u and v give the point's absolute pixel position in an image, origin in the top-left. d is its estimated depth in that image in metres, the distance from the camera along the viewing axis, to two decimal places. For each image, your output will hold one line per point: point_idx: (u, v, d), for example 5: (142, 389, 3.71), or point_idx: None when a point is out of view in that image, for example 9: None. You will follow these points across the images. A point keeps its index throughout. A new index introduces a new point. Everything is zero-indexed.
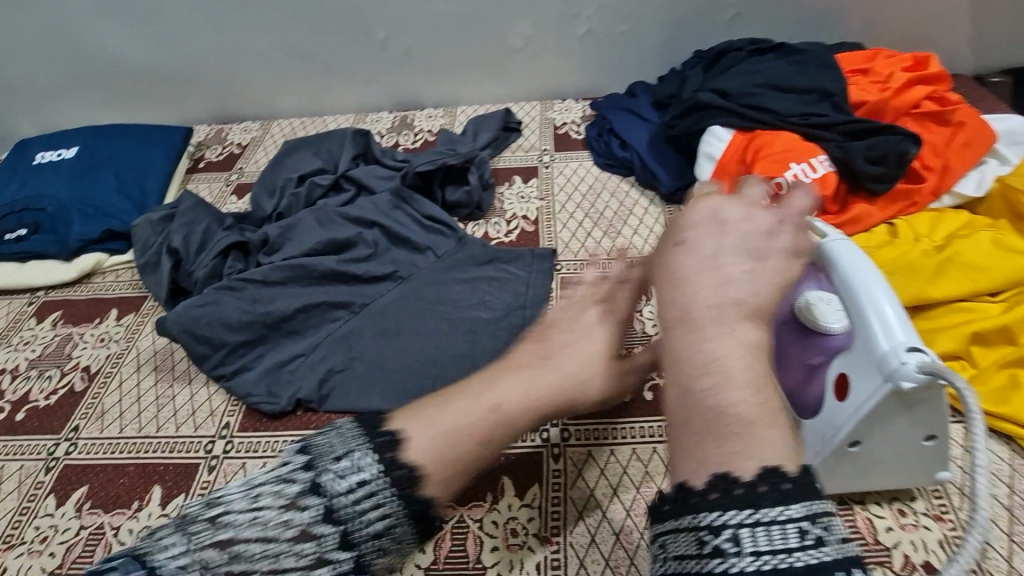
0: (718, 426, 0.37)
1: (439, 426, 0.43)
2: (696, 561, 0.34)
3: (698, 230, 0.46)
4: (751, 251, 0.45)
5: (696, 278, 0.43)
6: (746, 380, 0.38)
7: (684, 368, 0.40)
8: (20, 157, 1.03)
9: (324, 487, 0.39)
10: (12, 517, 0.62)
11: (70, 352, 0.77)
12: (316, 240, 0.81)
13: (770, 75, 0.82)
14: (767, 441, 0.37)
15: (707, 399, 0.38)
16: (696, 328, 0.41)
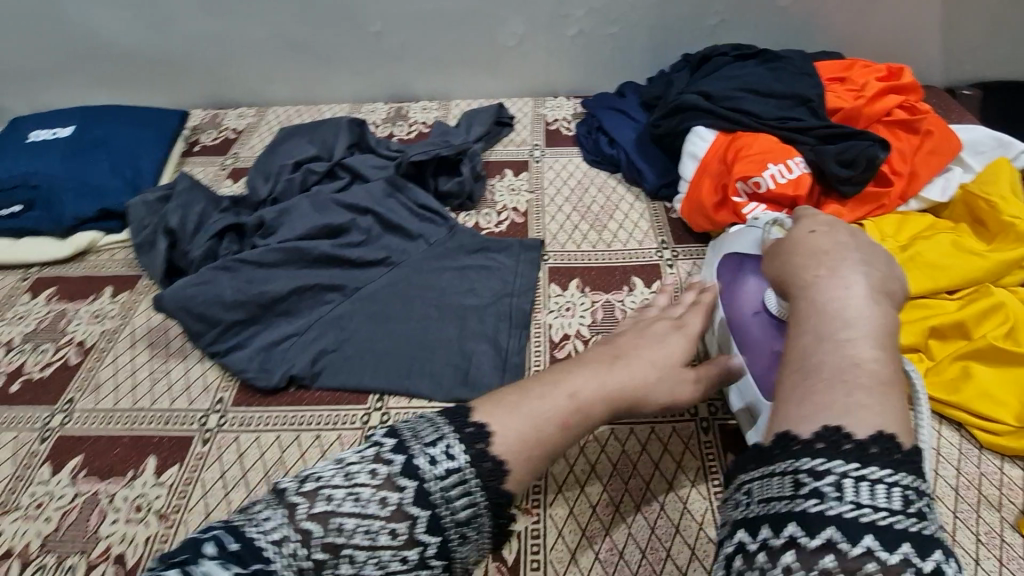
0: (854, 379, 0.41)
1: (521, 413, 0.47)
2: (788, 499, 0.37)
3: (826, 225, 0.53)
4: (874, 249, 0.51)
5: (840, 257, 0.49)
6: (880, 349, 0.43)
7: (826, 323, 0.44)
8: (12, 134, 1.03)
9: (414, 469, 0.43)
10: (8, 484, 0.63)
11: (65, 328, 0.78)
12: (311, 225, 0.83)
13: (751, 81, 0.86)
14: (895, 408, 0.40)
15: (845, 350, 0.42)
16: (839, 290, 0.46)
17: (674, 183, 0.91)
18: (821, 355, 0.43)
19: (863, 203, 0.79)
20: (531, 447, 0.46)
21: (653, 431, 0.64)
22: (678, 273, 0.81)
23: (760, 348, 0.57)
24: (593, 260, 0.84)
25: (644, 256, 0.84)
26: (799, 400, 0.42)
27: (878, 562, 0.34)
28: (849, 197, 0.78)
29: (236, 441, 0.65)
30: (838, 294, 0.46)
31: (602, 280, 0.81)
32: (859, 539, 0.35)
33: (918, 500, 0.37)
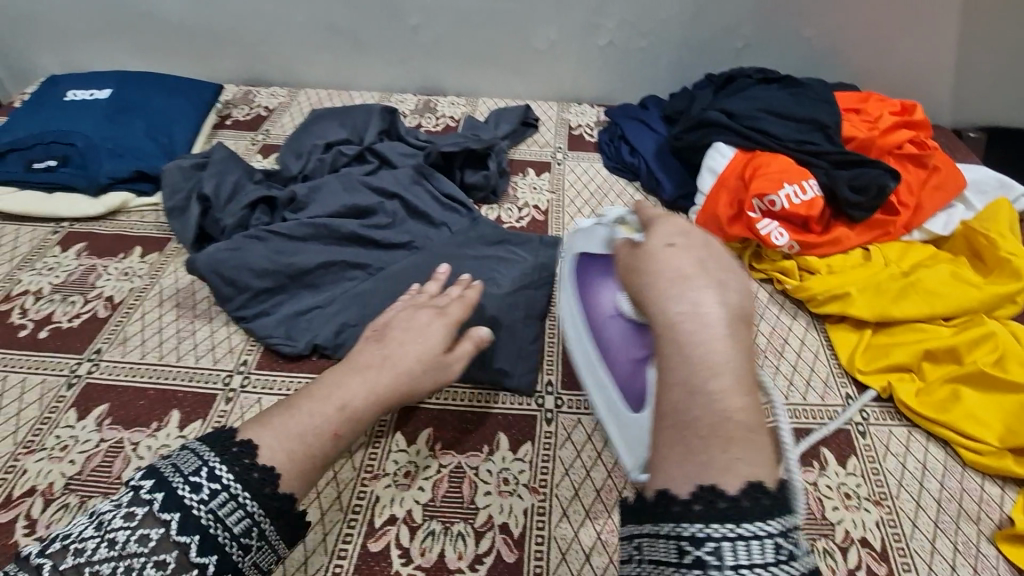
0: (725, 432, 0.40)
1: (288, 434, 0.53)
2: (675, 566, 0.38)
3: (682, 237, 0.48)
4: (731, 264, 0.47)
5: (700, 280, 0.45)
6: (745, 388, 0.41)
7: (692, 371, 0.41)
8: (49, 91, 1.05)
9: (174, 499, 0.48)
10: (33, 425, 0.65)
11: (93, 282, 0.80)
12: (340, 204, 0.86)
13: (771, 102, 0.90)
14: (762, 450, 0.40)
15: (715, 402, 0.40)
16: (703, 328, 0.42)
17: (691, 194, 0.95)
18: (694, 409, 0.41)
19: (870, 229, 0.82)
20: (305, 456, 0.53)
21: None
22: None
23: (622, 357, 0.61)
24: None
25: None
26: (676, 457, 0.41)
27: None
28: (857, 221, 0.82)
29: (258, 403, 0.68)
30: (704, 330, 0.42)
31: None
32: None
33: (795, 540, 0.38)
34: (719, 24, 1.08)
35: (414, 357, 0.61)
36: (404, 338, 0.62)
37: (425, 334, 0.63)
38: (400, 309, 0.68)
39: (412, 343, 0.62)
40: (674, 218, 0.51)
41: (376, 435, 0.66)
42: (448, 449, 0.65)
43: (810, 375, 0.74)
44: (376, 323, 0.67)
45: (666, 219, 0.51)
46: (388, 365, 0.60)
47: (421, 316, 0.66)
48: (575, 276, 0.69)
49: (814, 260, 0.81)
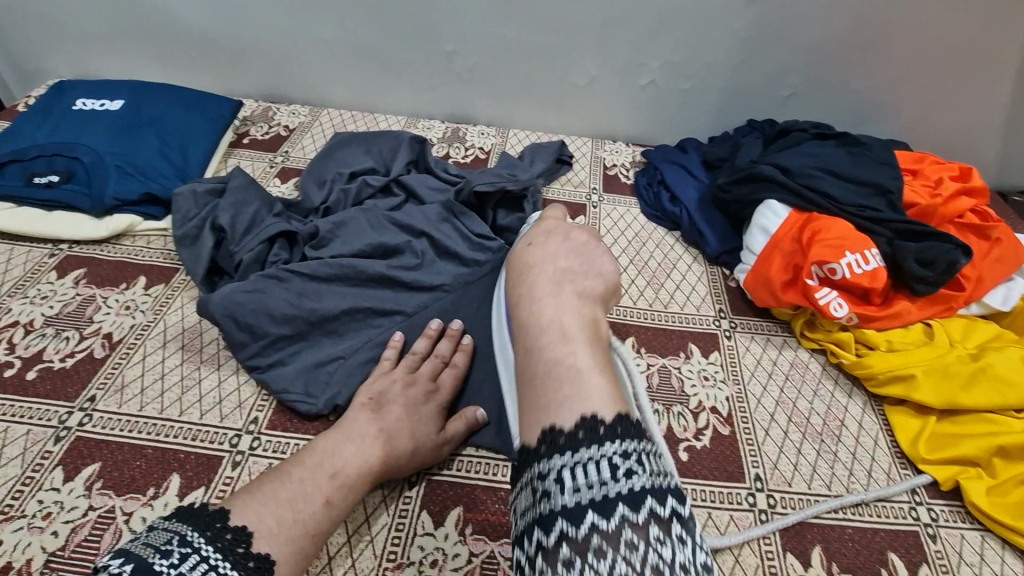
0: (556, 378, 0.44)
1: (278, 499, 0.50)
2: (530, 508, 0.39)
3: (543, 233, 0.57)
4: (578, 251, 0.55)
5: (540, 261, 0.53)
6: (580, 342, 0.46)
7: (531, 335, 0.48)
8: (56, 99, 0.98)
9: (145, 564, 0.40)
10: (13, 486, 0.57)
11: (91, 315, 0.73)
12: (365, 242, 0.80)
13: (830, 162, 0.86)
14: (597, 389, 0.43)
15: (546, 355, 0.46)
16: (539, 298, 0.50)
17: (736, 250, 0.90)
18: (533, 365, 0.46)
19: (931, 303, 0.78)
20: (296, 526, 0.49)
21: (709, 517, 0.62)
22: (735, 346, 0.79)
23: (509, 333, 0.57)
24: (650, 319, 0.81)
25: (702, 324, 0.82)
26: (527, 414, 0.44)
27: (600, 533, 0.35)
28: (919, 295, 0.77)
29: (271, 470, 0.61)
30: (540, 300, 0.49)
31: (658, 343, 0.78)
32: (582, 520, 0.36)
33: (640, 459, 0.39)
34: (767, 70, 1.04)
35: (410, 433, 0.60)
36: (398, 409, 0.61)
37: (419, 408, 0.63)
38: (393, 377, 0.65)
39: (405, 417, 0.61)
40: (544, 223, 0.60)
41: (400, 515, 0.59)
42: (480, 534, 0.58)
43: (871, 464, 0.68)
44: (367, 389, 0.63)
45: (535, 226, 0.60)
46: (382, 433, 0.59)
47: (414, 388, 0.64)
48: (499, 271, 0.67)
49: (872, 334, 0.76)
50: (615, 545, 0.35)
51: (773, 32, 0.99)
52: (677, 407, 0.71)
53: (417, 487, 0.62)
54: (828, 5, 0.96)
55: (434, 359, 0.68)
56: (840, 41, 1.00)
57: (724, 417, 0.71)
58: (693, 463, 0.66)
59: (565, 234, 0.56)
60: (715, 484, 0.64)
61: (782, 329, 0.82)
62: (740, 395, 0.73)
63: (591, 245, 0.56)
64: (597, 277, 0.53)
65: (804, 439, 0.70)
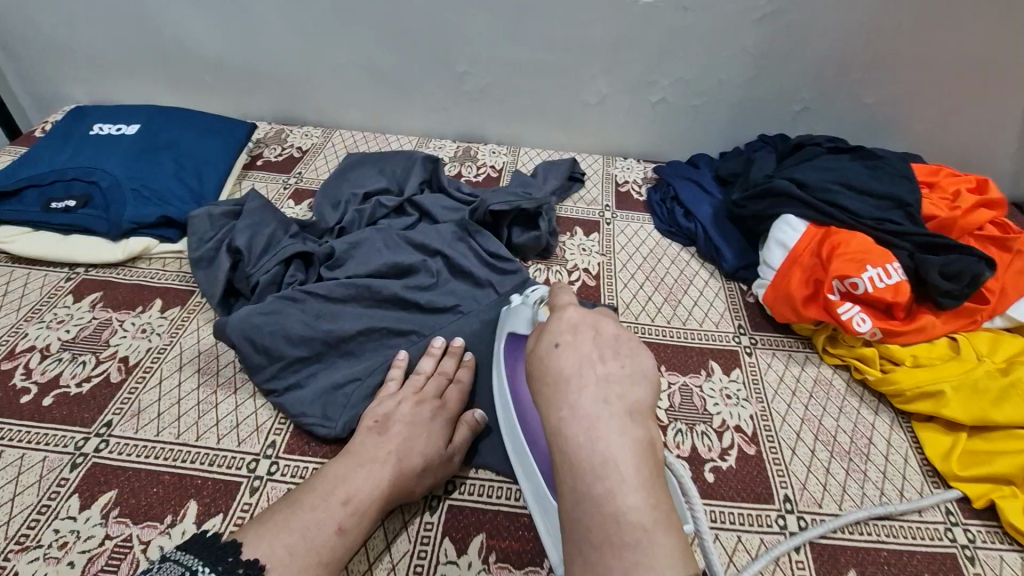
0: (619, 537, 0.38)
1: (290, 527, 0.48)
2: None
3: (569, 330, 0.50)
4: (614, 349, 0.49)
5: (581, 378, 0.46)
6: (637, 484, 0.40)
7: (581, 478, 0.42)
8: (74, 124, 1.00)
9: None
10: (28, 515, 0.56)
11: (107, 339, 0.73)
12: (380, 262, 0.79)
13: (848, 176, 0.85)
14: (666, 548, 0.38)
15: (601, 507, 0.40)
16: (588, 430, 0.43)
17: (753, 265, 0.89)
18: (586, 517, 0.40)
19: (956, 316, 0.76)
20: (309, 556, 0.48)
21: (717, 539, 0.60)
22: (757, 363, 0.78)
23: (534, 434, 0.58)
24: (668, 337, 0.81)
25: (722, 340, 0.81)
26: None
27: None
28: (944, 309, 0.76)
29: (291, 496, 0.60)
30: (590, 431, 0.43)
31: (678, 361, 0.77)
32: None
33: None
34: (778, 86, 1.04)
35: (421, 451, 0.58)
36: (409, 431, 0.60)
37: (429, 425, 0.61)
38: (410, 398, 0.64)
39: (415, 438, 0.59)
40: (563, 314, 0.53)
41: (421, 542, 0.58)
42: (504, 562, 0.56)
43: (903, 483, 0.66)
44: (375, 411, 0.63)
45: (555, 316, 0.53)
46: (393, 457, 0.57)
47: (428, 409, 0.63)
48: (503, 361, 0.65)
49: (897, 349, 0.74)
50: None
51: (785, 49, 1.00)
52: (701, 427, 0.70)
53: (438, 512, 0.60)
54: (840, 21, 0.96)
55: (439, 377, 0.67)
56: (852, 56, 1.00)
57: (750, 436, 0.69)
58: (721, 484, 0.65)
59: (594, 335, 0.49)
60: (742, 506, 0.63)
61: (803, 345, 0.81)
62: (765, 413, 0.72)
63: (624, 342, 0.50)
64: (641, 387, 0.47)
65: (832, 458, 0.68)
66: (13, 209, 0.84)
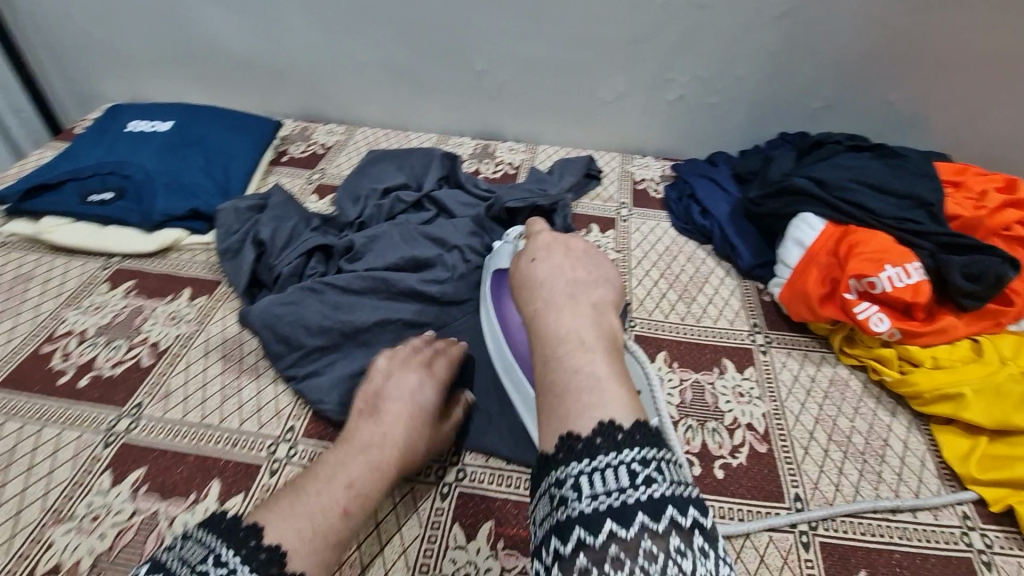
0: (577, 386, 0.45)
1: (296, 513, 0.50)
2: (552, 513, 0.40)
3: (543, 249, 0.60)
4: (582, 261, 0.59)
5: (552, 279, 0.56)
6: (595, 350, 0.48)
7: (550, 349, 0.49)
8: (111, 121, 1.04)
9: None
10: (64, 489, 0.60)
11: (140, 326, 0.76)
12: (398, 256, 0.81)
13: (869, 175, 0.84)
14: (616, 395, 0.44)
15: (565, 364, 0.47)
16: (557, 310, 0.52)
17: (769, 264, 0.88)
18: (552, 375, 0.47)
19: (979, 318, 0.74)
20: (318, 539, 0.49)
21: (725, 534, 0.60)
22: (772, 362, 0.78)
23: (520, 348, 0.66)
24: (682, 333, 0.81)
25: (736, 338, 0.80)
26: (548, 422, 0.45)
27: (620, 542, 0.37)
28: (966, 310, 0.74)
29: None
30: (558, 314, 0.51)
31: (691, 358, 0.77)
32: (600, 527, 0.37)
33: (664, 472, 0.40)
34: (799, 83, 1.03)
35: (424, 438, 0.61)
36: (403, 412, 0.60)
37: (419, 402, 0.62)
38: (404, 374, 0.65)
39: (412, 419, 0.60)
40: (539, 238, 0.63)
41: (432, 527, 0.59)
42: (512, 549, 0.58)
43: (919, 485, 0.65)
44: (367, 393, 0.63)
45: (533, 240, 0.63)
46: (390, 440, 0.58)
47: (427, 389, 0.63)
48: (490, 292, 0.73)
49: (916, 350, 0.73)
50: (633, 553, 0.36)
51: (806, 46, 0.98)
52: (712, 424, 0.70)
53: (449, 498, 0.62)
54: (863, 17, 0.95)
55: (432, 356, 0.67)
56: (875, 53, 0.98)
57: (761, 435, 0.69)
58: (730, 481, 0.65)
59: (565, 249, 0.59)
60: (752, 503, 0.63)
61: (819, 345, 0.80)
62: (778, 412, 0.72)
63: (590, 256, 0.60)
64: (603, 287, 0.56)
65: (845, 458, 0.67)
66: (54, 201, 0.89)
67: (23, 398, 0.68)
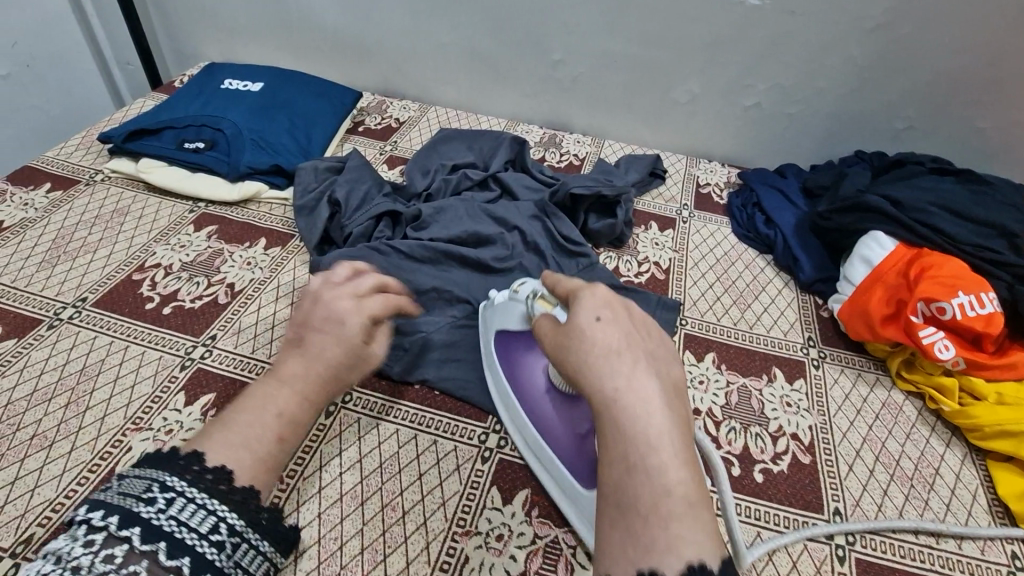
0: (666, 510, 0.40)
1: (228, 439, 0.49)
2: None
3: (606, 308, 0.49)
4: (646, 327, 0.50)
5: (629, 357, 0.46)
6: (680, 460, 0.41)
7: (634, 456, 0.42)
8: (208, 78, 1.12)
9: (164, 532, 0.42)
10: (144, 402, 0.65)
11: (218, 267, 0.82)
12: (461, 229, 0.84)
13: (948, 199, 0.81)
14: (706, 526, 0.40)
15: (653, 481, 0.40)
16: (644, 407, 0.43)
17: (832, 280, 0.87)
18: (635, 490, 0.41)
19: None
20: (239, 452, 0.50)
21: (760, 536, 0.60)
22: (823, 377, 0.76)
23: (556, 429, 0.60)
24: (732, 337, 0.80)
25: (788, 349, 0.80)
26: (618, 544, 0.40)
27: None
28: None
29: (357, 423, 0.65)
30: (644, 407, 0.43)
31: (740, 362, 0.77)
32: None
33: None
34: (882, 101, 1.00)
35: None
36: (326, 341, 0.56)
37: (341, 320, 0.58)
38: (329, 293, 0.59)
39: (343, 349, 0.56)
40: (596, 289, 0.52)
41: (471, 486, 0.61)
42: (546, 518, 0.59)
43: (967, 517, 0.63)
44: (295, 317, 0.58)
45: (586, 292, 0.52)
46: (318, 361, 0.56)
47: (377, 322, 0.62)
48: (501, 355, 0.68)
49: (981, 383, 0.70)
50: None
51: (895, 63, 0.96)
52: (755, 428, 0.69)
53: (489, 462, 0.64)
54: (961, 37, 0.91)
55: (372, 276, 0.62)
56: (970, 75, 0.94)
57: (806, 446, 0.68)
58: (770, 486, 0.64)
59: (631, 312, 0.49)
60: (790, 511, 0.62)
61: (875, 366, 0.78)
62: (824, 426, 0.71)
63: (650, 321, 0.51)
64: (674, 366, 0.48)
65: (891, 481, 0.66)
66: (153, 145, 0.96)
67: (114, 318, 0.74)
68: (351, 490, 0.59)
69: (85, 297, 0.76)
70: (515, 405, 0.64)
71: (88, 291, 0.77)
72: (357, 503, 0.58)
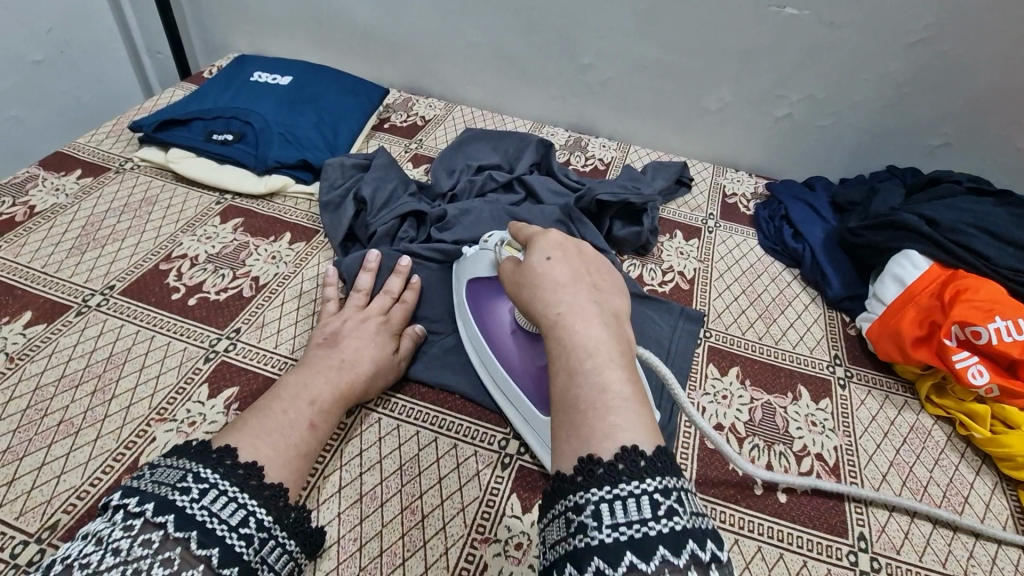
0: (604, 404, 0.43)
1: (263, 434, 0.53)
2: (566, 539, 0.39)
3: (557, 249, 0.54)
4: (593, 264, 0.54)
5: (574, 284, 0.50)
6: (617, 364, 0.45)
7: (574, 361, 0.45)
8: (238, 70, 1.12)
9: (197, 521, 0.44)
10: (168, 393, 0.65)
11: (243, 260, 0.82)
12: (485, 231, 0.84)
13: (986, 221, 0.80)
14: (639, 418, 0.43)
15: (591, 379, 0.44)
16: (583, 320, 0.47)
17: (861, 297, 0.85)
18: (576, 390, 0.44)
19: None
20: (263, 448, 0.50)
21: (782, 559, 0.59)
22: (850, 398, 0.75)
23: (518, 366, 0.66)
24: (756, 352, 0.79)
25: (814, 367, 0.78)
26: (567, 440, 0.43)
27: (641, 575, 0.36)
28: None
29: (376, 423, 0.65)
30: (584, 322, 0.47)
31: (765, 378, 0.76)
32: (618, 560, 0.36)
33: (684, 501, 0.40)
34: (918, 117, 0.98)
35: (370, 357, 0.65)
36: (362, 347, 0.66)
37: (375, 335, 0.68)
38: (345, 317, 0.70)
39: (367, 347, 0.66)
40: (550, 234, 0.56)
41: (490, 492, 0.61)
42: None
43: (997, 550, 0.61)
44: (323, 330, 0.68)
45: (542, 236, 0.57)
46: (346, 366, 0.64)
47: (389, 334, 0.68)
48: (469, 303, 0.73)
49: (1017, 412, 0.67)
50: None
51: (934, 79, 0.94)
52: (780, 447, 0.68)
53: (509, 468, 0.63)
54: (1005, 56, 0.89)
55: (384, 296, 0.73)
56: (1012, 94, 0.92)
57: (831, 467, 0.67)
58: (794, 508, 0.63)
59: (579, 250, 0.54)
60: (814, 534, 0.61)
61: (904, 390, 0.77)
62: (850, 448, 0.69)
63: (599, 260, 0.56)
64: (618, 296, 0.52)
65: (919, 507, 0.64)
66: (182, 135, 0.96)
67: (141, 307, 0.74)
68: (370, 492, 0.59)
69: (112, 285, 0.77)
70: (481, 346, 0.70)
71: (116, 279, 0.77)
72: (376, 505, 0.58)
